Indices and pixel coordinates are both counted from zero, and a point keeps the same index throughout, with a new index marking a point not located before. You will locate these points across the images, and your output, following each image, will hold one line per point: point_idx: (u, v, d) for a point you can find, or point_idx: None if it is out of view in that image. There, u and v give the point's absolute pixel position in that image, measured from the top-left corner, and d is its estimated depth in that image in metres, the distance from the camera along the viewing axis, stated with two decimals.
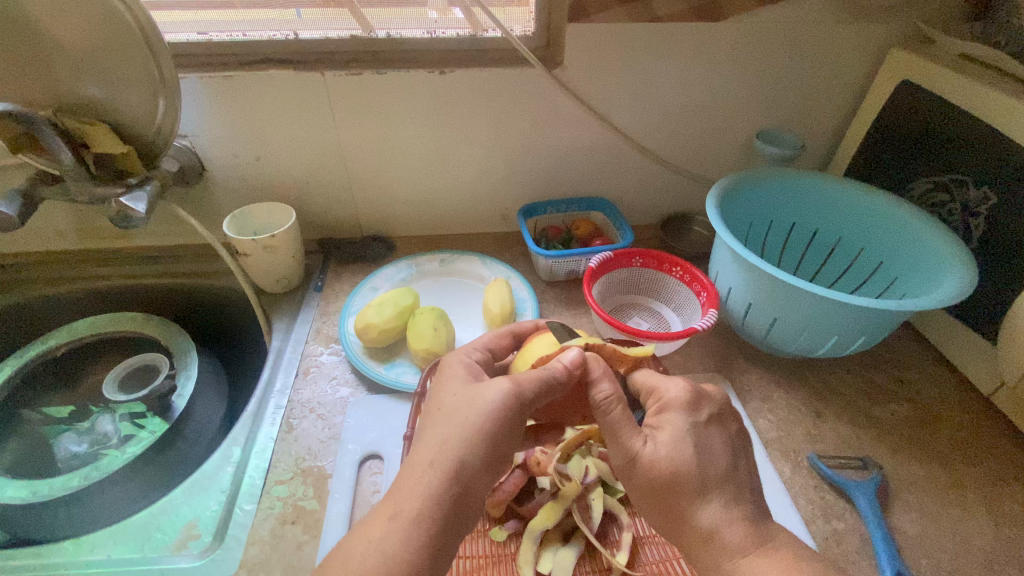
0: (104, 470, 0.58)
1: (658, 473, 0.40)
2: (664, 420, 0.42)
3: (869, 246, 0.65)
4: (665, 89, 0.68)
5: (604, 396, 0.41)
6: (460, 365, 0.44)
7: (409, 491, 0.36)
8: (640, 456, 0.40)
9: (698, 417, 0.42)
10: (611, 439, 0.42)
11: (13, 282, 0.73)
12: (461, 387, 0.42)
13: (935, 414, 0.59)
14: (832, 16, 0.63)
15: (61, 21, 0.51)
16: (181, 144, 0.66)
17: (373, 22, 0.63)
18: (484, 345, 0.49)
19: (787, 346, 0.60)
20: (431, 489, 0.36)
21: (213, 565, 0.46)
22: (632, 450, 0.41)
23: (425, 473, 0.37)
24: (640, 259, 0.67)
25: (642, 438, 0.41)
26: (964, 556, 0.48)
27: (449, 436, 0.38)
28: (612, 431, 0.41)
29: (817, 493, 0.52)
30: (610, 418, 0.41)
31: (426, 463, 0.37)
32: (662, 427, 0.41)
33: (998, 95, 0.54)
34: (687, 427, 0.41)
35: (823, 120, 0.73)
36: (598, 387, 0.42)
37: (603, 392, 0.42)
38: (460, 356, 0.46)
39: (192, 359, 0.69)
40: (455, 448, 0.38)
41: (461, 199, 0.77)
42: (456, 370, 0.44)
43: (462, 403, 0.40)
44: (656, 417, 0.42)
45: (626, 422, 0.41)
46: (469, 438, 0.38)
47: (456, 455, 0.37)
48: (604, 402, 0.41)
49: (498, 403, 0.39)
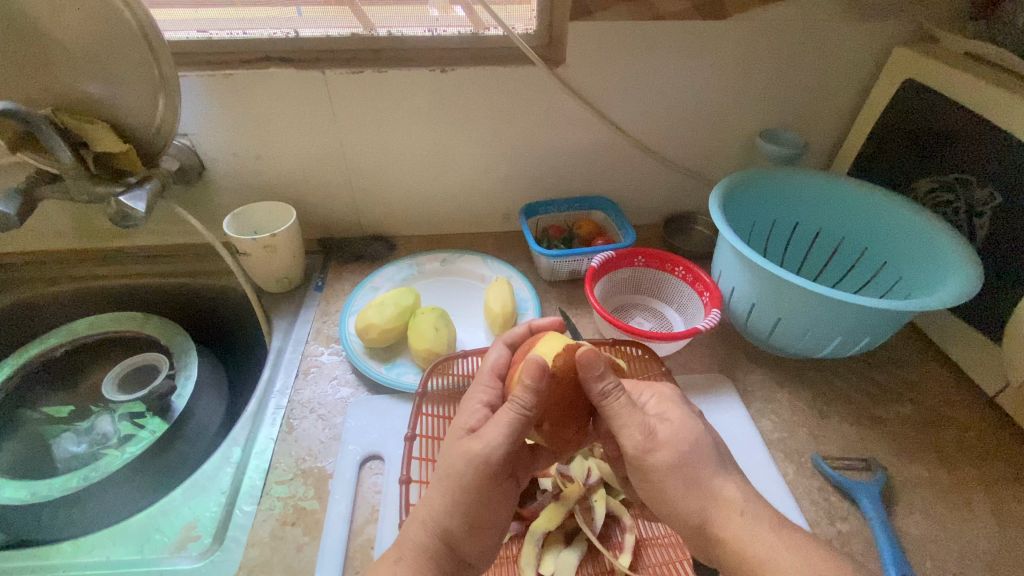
0: (103, 471, 0.58)
1: None
2: (665, 407, 0.45)
3: (874, 245, 0.64)
4: (667, 87, 0.67)
5: (608, 387, 0.42)
6: (470, 406, 0.45)
7: (406, 538, 0.40)
8: (657, 429, 0.42)
9: (693, 409, 0.46)
10: (625, 421, 0.42)
11: (12, 282, 0.73)
12: (459, 438, 0.42)
13: (939, 415, 0.59)
14: (836, 15, 0.63)
15: (59, 18, 0.51)
16: (181, 142, 0.66)
17: (373, 20, 0.62)
18: (492, 369, 0.48)
19: (791, 346, 0.59)
20: (424, 544, 0.40)
21: (213, 565, 0.46)
22: (649, 426, 0.42)
23: (418, 529, 0.40)
24: (642, 258, 0.67)
25: (654, 421, 0.43)
26: (969, 557, 0.47)
27: (447, 485, 0.40)
28: (626, 415, 0.42)
29: (821, 495, 0.52)
30: (620, 403, 0.42)
31: (418, 518, 0.41)
32: (666, 412, 0.44)
33: (1003, 94, 0.53)
34: (688, 413, 0.45)
35: (826, 119, 0.73)
36: (605, 380, 0.42)
37: (605, 385, 0.42)
38: (472, 397, 0.46)
39: (192, 359, 0.69)
40: (458, 496, 0.40)
41: (462, 198, 0.77)
42: (461, 421, 0.44)
43: (445, 462, 0.41)
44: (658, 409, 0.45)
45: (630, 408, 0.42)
46: (465, 488, 0.40)
47: (451, 503, 0.40)
48: (610, 392, 0.42)
49: (481, 449, 0.40)
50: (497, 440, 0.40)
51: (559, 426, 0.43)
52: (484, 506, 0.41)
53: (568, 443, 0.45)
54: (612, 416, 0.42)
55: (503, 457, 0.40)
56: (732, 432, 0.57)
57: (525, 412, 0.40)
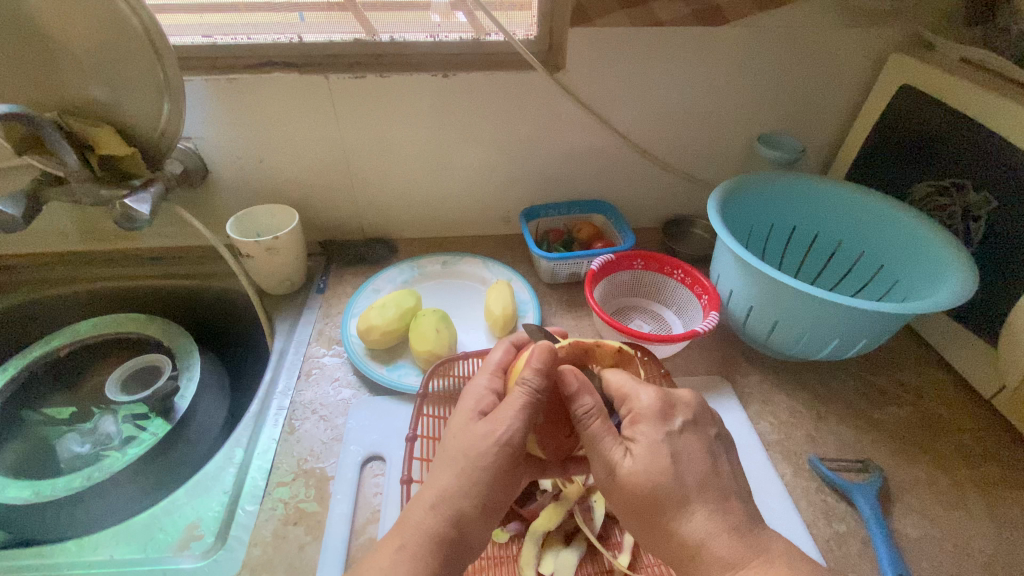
0: (105, 471, 0.59)
1: (636, 480, 0.40)
2: (638, 429, 0.42)
3: (870, 250, 0.65)
4: (666, 93, 0.68)
5: (585, 409, 0.42)
6: (477, 394, 0.46)
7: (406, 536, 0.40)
8: (618, 468, 0.41)
9: (671, 425, 0.42)
10: (591, 451, 0.42)
11: (14, 283, 0.73)
12: (471, 423, 0.43)
13: (935, 417, 0.60)
14: (832, 21, 0.64)
15: (66, 23, 0.52)
16: (185, 146, 0.66)
17: (376, 25, 0.64)
18: (497, 363, 0.48)
19: (788, 349, 0.60)
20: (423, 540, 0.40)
21: (215, 565, 0.46)
22: (612, 461, 0.41)
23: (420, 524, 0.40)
24: (641, 262, 0.67)
25: (621, 449, 0.42)
26: (964, 558, 0.48)
27: (464, 470, 0.41)
28: (592, 445, 0.42)
29: (818, 496, 0.52)
30: (590, 431, 0.42)
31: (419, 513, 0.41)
32: (637, 436, 0.42)
33: (997, 101, 0.54)
34: (662, 437, 0.41)
35: (823, 124, 0.74)
36: (578, 401, 0.42)
37: (581, 408, 0.42)
38: (478, 385, 0.46)
39: (194, 360, 0.70)
40: (458, 490, 0.40)
41: (463, 201, 0.77)
42: (469, 409, 0.44)
43: (457, 447, 0.42)
44: (630, 428, 0.42)
45: (605, 433, 0.42)
46: (484, 471, 0.40)
47: (450, 495, 0.40)
48: (584, 415, 0.42)
49: (495, 433, 0.41)
50: (512, 424, 0.41)
51: (549, 433, 0.45)
52: (491, 499, 0.41)
53: (555, 452, 0.46)
54: (586, 442, 0.42)
55: (519, 441, 0.41)
56: (731, 432, 0.57)
57: (536, 395, 0.42)
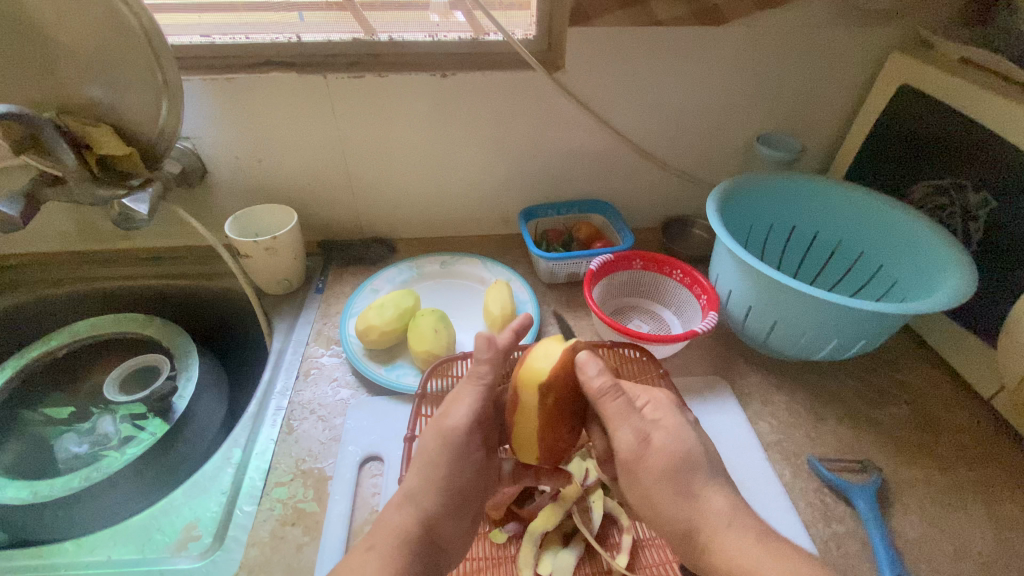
0: (103, 471, 0.58)
1: (666, 456, 0.44)
2: (660, 412, 0.46)
3: (868, 250, 0.65)
4: (665, 93, 0.68)
5: (607, 388, 0.43)
6: (472, 395, 0.45)
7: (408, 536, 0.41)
8: (648, 443, 0.44)
9: (686, 416, 0.48)
10: (621, 421, 0.43)
11: (13, 283, 0.73)
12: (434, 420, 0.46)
13: (935, 417, 0.59)
14: (831, 21, 0.63)
15: (64, 22, 0.52)
16: (183, 145, 0.66)
17: (374, 25, 0.64)
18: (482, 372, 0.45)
19: (787, 349, 0.60)
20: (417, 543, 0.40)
21: (213, 565, 0.46)
22: (642, 436, 0.44)
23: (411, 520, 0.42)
24: (640, 262, 0.67)
25: (649, 426, 0.45)
26: (963, 559, 0.48)
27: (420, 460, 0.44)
28: (623, 417, 0.43)
29: (817, 497, 0.52)
30: (616, 405, 0.43)
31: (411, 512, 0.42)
32: (660, 420, 0.46)
33: (997, 100, 0.54)
34: (683, 422, 0.46)
35: (822, 124, 0.74)
36: (597, 375, 0.43)
37: (604, 385, 0.43)
38: (471, 383, 0.45)
39: (193, 360, 0.70)
40: None
41: (462, 201, 0.77)
42: (463, 408, 0.44)
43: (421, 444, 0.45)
44: (653, 413, 0.46)
45: (631, 409, 0.44)
46: (435, 459, 0.44)
47: None
48: (607, 393, 0.43)
49: (451, 425, 0.44)
50: (459, 415, 0.44)
51: (551, 426, 0.43)
52: None
53: (548, 447, 0.44)
54: (609, 418, 0.44)
55: (462, 430, 0.43)
56: (730, 432, 0.57)
57: (479, 387, 0.45)
